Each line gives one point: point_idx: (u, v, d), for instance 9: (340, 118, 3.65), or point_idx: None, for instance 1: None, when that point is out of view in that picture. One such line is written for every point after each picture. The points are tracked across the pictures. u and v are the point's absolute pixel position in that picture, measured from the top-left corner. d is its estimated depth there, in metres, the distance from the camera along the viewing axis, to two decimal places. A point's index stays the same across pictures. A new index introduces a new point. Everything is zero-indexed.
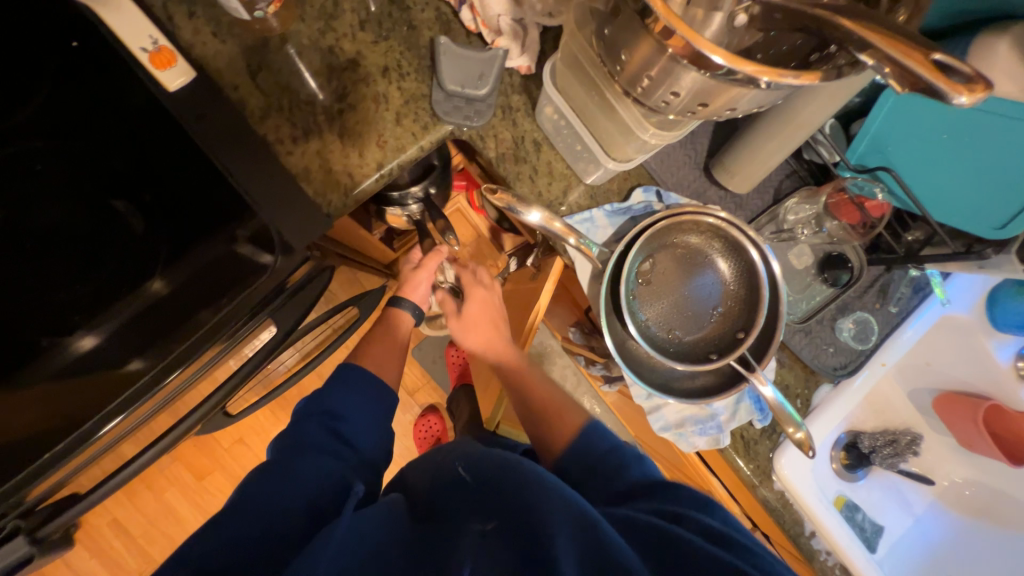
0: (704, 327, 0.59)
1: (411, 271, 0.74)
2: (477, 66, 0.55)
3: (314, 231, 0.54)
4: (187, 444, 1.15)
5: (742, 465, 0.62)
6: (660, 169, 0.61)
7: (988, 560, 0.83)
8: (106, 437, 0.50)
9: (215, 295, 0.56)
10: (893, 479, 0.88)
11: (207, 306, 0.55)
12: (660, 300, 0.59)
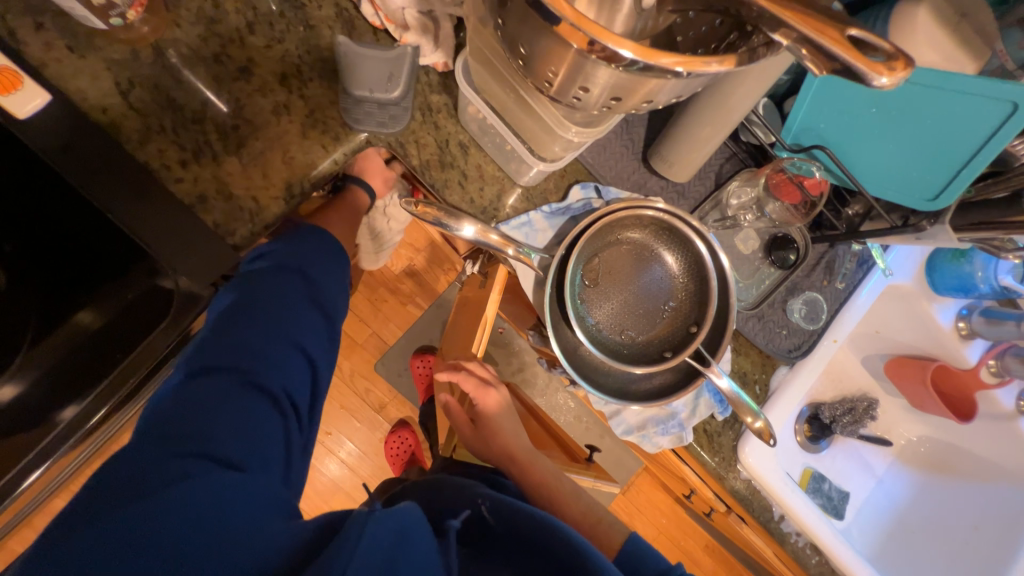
0: (657, 325, 0.57)
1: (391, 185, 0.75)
2: (385, 67, 0.50)
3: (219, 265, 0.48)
4: None
5: (707, 459, 0.61)
6: (597, 163, 0.57)
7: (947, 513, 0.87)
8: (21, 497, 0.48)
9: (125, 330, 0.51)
10: (853, 444, 0.91)
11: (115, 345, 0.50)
12: (612, 301, 0.56)
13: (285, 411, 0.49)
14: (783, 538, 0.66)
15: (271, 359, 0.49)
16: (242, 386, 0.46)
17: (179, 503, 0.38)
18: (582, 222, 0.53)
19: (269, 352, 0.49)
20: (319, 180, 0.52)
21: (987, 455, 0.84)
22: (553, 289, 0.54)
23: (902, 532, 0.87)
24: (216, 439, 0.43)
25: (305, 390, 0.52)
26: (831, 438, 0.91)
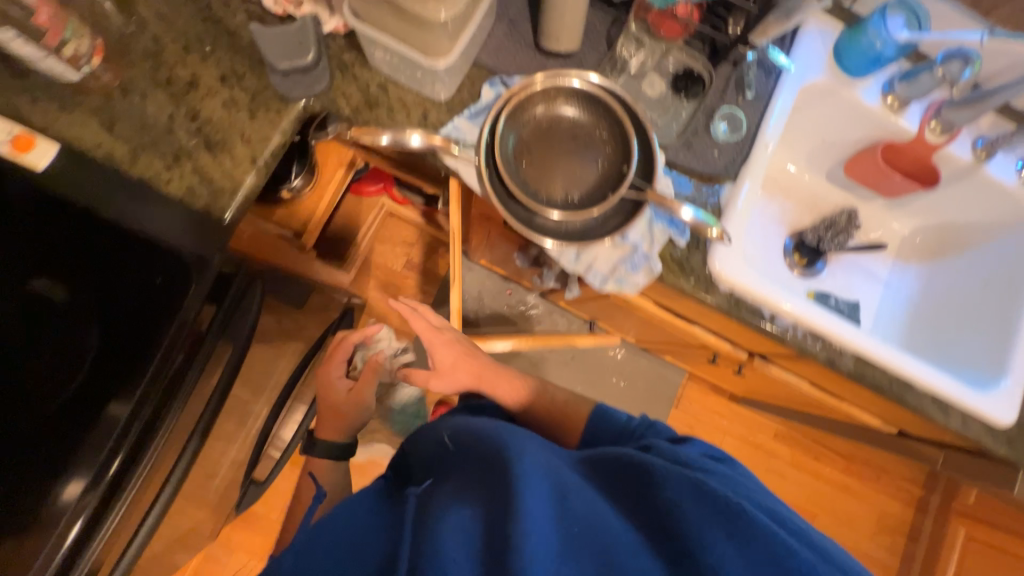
0: (594, 176, 0.64)
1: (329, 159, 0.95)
2: (294, 38, 0.59)
3: (219, 235, 0.59)
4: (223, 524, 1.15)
5: (683, 283, 0.67)
6: (497, 63, 0.66)
7: (963, 285, 0.85)
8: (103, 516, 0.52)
9: (146, 330, 0.56)
10: (846, 259, 0.94)
11: (141, 346, 0.55)
12: (548, 169, 0.64)
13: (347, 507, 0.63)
14: (783, 335, 0.69)
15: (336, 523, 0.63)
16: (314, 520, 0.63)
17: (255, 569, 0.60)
18: (494, 108, 0.62)
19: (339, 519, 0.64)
20: (277, 151, 0.62)
21: (974, 219, 0.86)
22: (490, 171, 0.63)
23: (923, 319, 0.87)
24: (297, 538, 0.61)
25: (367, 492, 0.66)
26: (826, 259, 0.94)
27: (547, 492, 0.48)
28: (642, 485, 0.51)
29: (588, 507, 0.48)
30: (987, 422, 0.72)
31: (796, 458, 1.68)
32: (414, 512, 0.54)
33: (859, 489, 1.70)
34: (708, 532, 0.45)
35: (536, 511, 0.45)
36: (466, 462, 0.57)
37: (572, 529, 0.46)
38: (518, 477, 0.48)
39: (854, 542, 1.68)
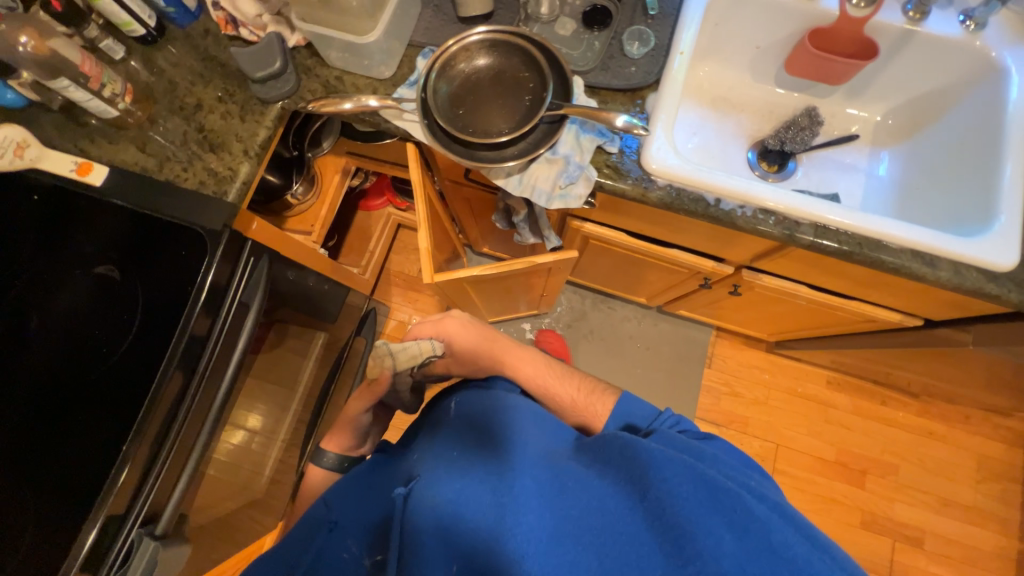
0: (521, 108, 0.73)
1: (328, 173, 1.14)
2: (263, 52, 0.75)
3: (222, 213, 0.73)
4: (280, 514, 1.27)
5: (621, 185, 0.72)
6: (428, 38, 0.79)
7: (946, 149, 0.82)
8: (142, 442, 0.67)
9: (166, 290, 0.71)
10: (817, 157, 0.93)
11: (167, 302, 0.71)
12: (481, 110, 0.73)
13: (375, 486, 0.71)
14: (731, 217, 0.71)
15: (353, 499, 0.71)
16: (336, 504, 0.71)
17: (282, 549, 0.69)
18: (426, 67, 0.72)
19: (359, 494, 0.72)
20: (264, 143, 0.78)
21: (937, 84, 0.84)
22: (431, 120, 0.73)
23: (910, 194, 0.84)
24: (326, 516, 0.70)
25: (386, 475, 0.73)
26: (795, 160, 0.93)
27: (540, 490, 0.53)
28: (634, 471, 0.53)
29: (580, 496, 0.53)
30: (984, 268, 0.68)
31: (860, 406, 1.53)
32: (420, 499, 0.55)
33: (945, 432, 1.51)
34: (697, 517, 0.48)
35: (533, 512, 0.51)
36: (470, 435, 0.64)
37: (563, 523, 0.50)
38: (513, 484, 0.54)
39: (957, 493, 1.47)
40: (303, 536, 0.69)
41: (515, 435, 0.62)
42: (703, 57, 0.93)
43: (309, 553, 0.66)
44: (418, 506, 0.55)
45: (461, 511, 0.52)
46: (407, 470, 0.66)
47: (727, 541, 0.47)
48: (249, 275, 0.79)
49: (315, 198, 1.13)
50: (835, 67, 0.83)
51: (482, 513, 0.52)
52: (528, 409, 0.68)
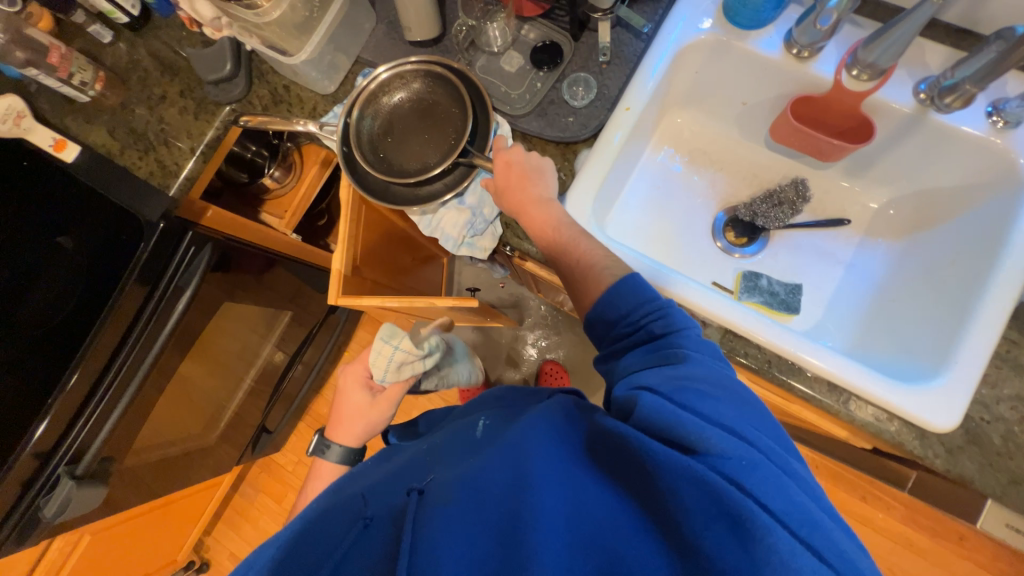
0: (443, 147, 0.70)
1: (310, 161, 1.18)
2: (218, 56, 0.78)
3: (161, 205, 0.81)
4: (237, 456, 1.42)
5: (526, 246, 0.69)
6: (374, 58, 0.77)
7: (946, 256, 0.69)
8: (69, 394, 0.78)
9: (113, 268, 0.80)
10: (793, 238, 0.81)
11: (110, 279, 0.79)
12: (404, 143, 0.71)
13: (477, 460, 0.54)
14: None
15: (345, 507, 0.55)
16: (325, 513, 0.55)
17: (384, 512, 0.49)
18: (353, 95, 0.70)
19: (342, 500, 0.57)
20: (212, 143, 0.82)
21: (948, 182, 0.70)
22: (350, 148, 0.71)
23: (882, 304, 0.73)
24: (314, 522, 0.53)
25: (390, 481, 0.58)
26: (765, 236, 0.82)
27: (564, 504, 0.41)
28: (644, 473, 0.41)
29: (600, 506, 0.42)
30: (914, 424, 0.57)
31: (834, 496, 1.39)
32: (437, 493, 0.46)
33: (927, 547, 1.34)
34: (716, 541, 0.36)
35: (552, 520, 0.39)
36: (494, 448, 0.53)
37: (580, 532, 0.40)
38: (536, 482, 0.42)
39: None
40: (338, 522, 0.52)
41: (531, 423, 0.50)
42: (682, 105, 0.82)
43: (331, 556, 0.46)
44: (437, 498, 0.45)
45: (481, 499, 0.43)
46: (418, 468, 0.58)
47: (799, 552, 0.35)
48: (187, 262, 0.85)
49: (294, 181, 1.18)
50: (819, 144, 0.71)
51: (503, 497, 0.42)
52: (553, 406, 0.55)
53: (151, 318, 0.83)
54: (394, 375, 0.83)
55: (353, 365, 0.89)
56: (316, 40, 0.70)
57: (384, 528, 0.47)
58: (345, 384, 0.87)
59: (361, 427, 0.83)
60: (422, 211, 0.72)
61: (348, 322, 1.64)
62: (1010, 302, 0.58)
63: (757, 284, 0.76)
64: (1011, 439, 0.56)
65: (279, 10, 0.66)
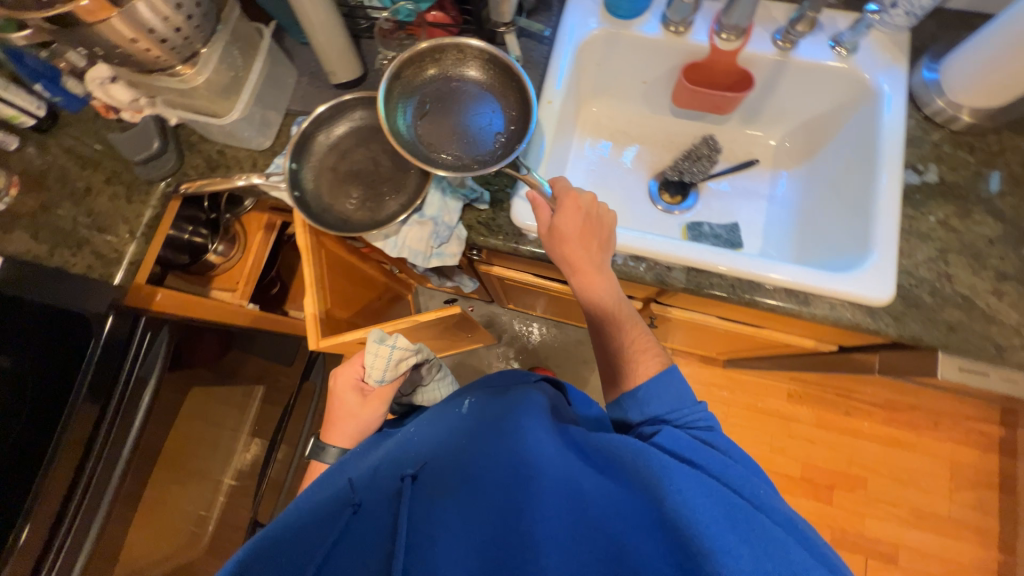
0: (475, 144, 0.71)
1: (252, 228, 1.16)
2: (142, 135, 0.77)
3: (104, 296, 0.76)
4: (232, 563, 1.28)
5: (493, 241, 0.74)
6: (304, 106, 0.80)
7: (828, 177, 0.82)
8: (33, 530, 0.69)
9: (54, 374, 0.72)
10: (718, 186, 0.92)
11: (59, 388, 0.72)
12: (433, 125, 0.71)
13: (464, 433, 0.57)
14: None
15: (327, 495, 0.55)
16: (304, 508, 0.55)
17: (378, 506, 0.50)
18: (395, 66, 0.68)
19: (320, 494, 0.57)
20: (151, 222, 0.81)
21: (825, 107, 0.83)
22: (302, 193, 0.73)
23: (802, 222, 0.84)
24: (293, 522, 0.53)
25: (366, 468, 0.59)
26: (696, 190, 0.91)
27: (569, 500, 0.47)
28: (647, 480, 0.47)
29: (601, 496, 0.47)
30: (861, 301, 0.66)
31: (823, 418, 1.49)
32: (435, 487, 0.50)
33: (912, 439, 1.46)
34: (724, 537, 0.42)
35: (557, 522, 0.45)
36: (483, 431, 0.55)
37: (582, 523, 0.45)
38: (535, 479, 0.48)
39: (929, 505, 1.42)
40: (329, 512, 0.52)
41: (529, 425, 0.54)
42: (593, 95, 0.92)
43: (328, 545, 0.47)
44: (435, 494, 0.49)
45: (485, 500, 0.47)
46: (404, 452, 0.58)
47: (797, 555, 0.43)
48: (145, 350, 0.81)
49: (241, 252, 1.16)
50: (715, 99, 0.83)
51: (507, 492, 0.48)
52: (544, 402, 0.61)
53: (114, 420, 0.76)
54: (395, 373, 0.80)
55: (343, 365, 0.83)
56: (245, 98, 0.72)
57: (382, 519, 0.49)
58: (337, 384, 0.81)
59: (355, 427, 0.81)
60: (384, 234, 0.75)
61: (324, 387, 1.57)
62: (899, 193, 0.69)
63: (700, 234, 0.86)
64: (937, 294, 0.66)
65: (203, 76, 0.67)
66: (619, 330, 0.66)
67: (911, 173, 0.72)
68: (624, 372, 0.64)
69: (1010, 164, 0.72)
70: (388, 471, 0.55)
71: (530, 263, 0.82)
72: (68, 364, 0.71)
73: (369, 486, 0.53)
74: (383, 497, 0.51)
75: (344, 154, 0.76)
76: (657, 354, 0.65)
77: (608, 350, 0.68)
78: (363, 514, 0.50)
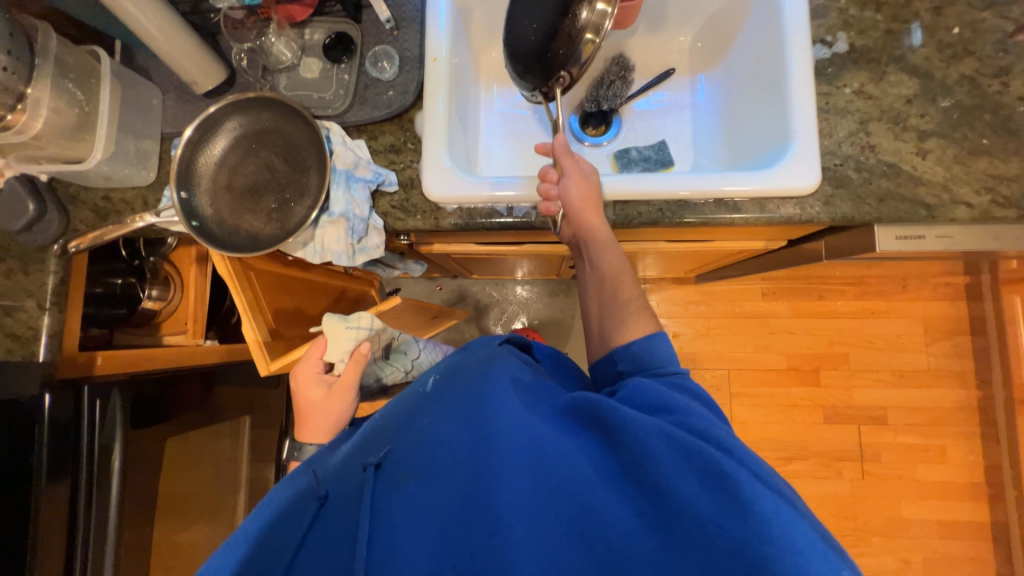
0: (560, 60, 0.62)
1: (182, 263, 1.11)
2: (7, 200, 0.70)
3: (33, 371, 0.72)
4: None
5: (411, 222, 0.71)
6: (177, 126, 0.74)
7: (741, 65, 0.78)
8: None
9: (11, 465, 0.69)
10: (640, 106, 0.87)
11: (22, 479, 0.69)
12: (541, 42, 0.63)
13: (427, 408, 0.56)
14: (528, 219, 0.70)
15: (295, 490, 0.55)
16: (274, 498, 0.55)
17: (348, 501, 0.50)
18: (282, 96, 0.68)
19: (290, 487, 0.56)
20: (58, 288, 0.76)
21: None
22: (199, 221, 0.66)
23: (727, 122, 0.81)
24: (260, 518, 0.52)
25: (335, 460, 0.58)
26: (618, 116, 0.87)
27: (538, 466, 0.47)
28: (610, 435, 0.50)
29: (564, 456, 0.47)
30: (787, 193, 0.65)
31: (800, 308, 1.53)
32: (402, 471, 0.49)
33: (886, 307, 1.51)
34: (678, 480, 0.45)
35: (529, 493, 0.46)
36: (449, 406, 0.54)
37: (542, 485, 0.46)
38: (493, 448, 0.48)
39: (909, 363, 1.49)
40: (298, 507, 0.52)
41: (493, 391, 0.53)
42: (489, 37, 0.84)
43: (298, 541, 0.48)
44: (400, 479, 0.49)
45: (452, 482, 0.47)
46: (370, 438, 0.57)
47: (754, 491, 0.44)
48: (100, 419, 0.78)
49: (179, 291, 1.09)
50: (612, 14, 0.78)
51: (474, 469, 0.48)
52: (509, 361, 0.59)
53: (86, 490, 0.76)
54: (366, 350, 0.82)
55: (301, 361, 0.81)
56: (102, 132, 0.66)
57: (350, 507, 0.49)
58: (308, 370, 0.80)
59: (328, 421, 0.78)
60: (303, 241, 0.71)
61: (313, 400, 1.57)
62: (810, 76, 0.67)
63: (629, 161, 0.81)
64: (862, 168, 0.65)
65: (40, 119, 0.61)
66: (619, 282, 0.66)
67: (820, 48, 0.69)
68: (621, 325, 0.65)
69: (920, 12, 0.68)
70: (354, 463, 0.54)
71: (462, 233, 0.79)
72: (19, 457, 0.69)
73: (339, 483, 0.52)
74: (350, 488, 0.51)
75: (236, 169, 0.69)
76: (651, 314, 0.66)
77: (606, 298, 0.67)
78: (335, 506, 0.50)
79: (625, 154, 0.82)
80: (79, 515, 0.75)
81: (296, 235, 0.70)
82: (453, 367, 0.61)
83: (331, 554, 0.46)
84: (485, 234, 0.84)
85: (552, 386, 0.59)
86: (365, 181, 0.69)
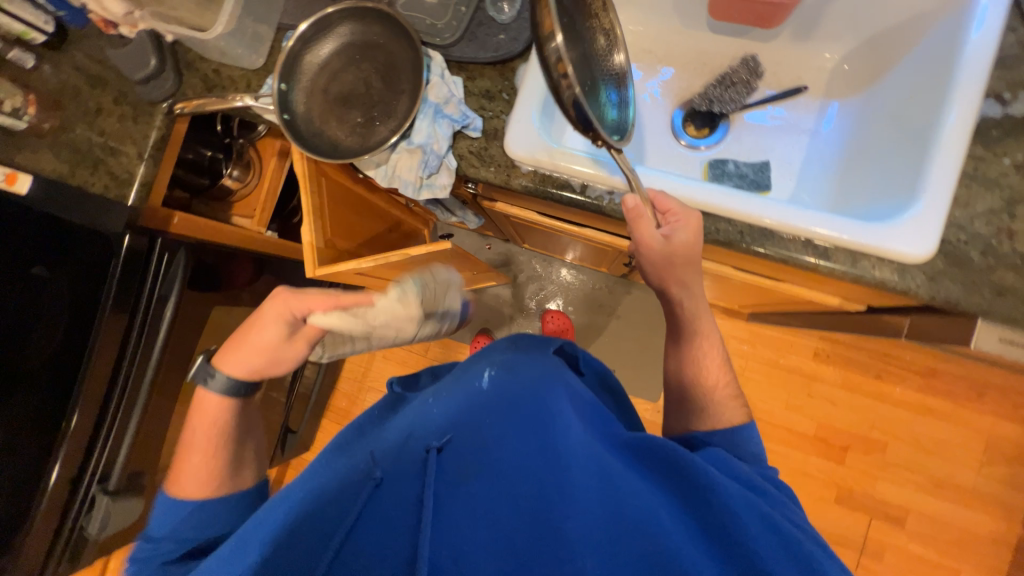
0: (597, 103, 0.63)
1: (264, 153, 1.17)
2: (137, 53, 0.76)
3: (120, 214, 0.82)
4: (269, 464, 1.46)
5: (484, 172, 0.70)
6: (294, 18, 0.75)
7: (886, 104, 0.70)
8: (77, 421, 0.78)
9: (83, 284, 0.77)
10: (753, 119, 0.79)
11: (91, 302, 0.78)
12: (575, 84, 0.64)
13: (487, 410, 0.58)
14: (599, 203, 0.68)
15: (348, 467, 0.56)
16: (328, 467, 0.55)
17: (405, 486, 0.51)
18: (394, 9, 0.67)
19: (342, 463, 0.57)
20: (157, 143, 0.83)
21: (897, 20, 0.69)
22: (291, 117, 0.68)
23: (846, 162, 0.72)
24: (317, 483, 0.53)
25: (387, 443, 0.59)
26: (727, 122, 0.80)
27: (610, 503, 0.47)
28: (684, 484, 0.50)
29: (637, 497, 0.48)
30: (894, 258, 0.58)
31: (851, 380, 1.41)
32: (467, 468, 0.51)
33: (949, 410, 1.37)
34: (762, 538, 0.45)
35: (601, 528, 0.45)
36: (512, 417, 0.56)
37: (616, 522, 0.46)
38: (563, 471, 0.50)
39: (953, 476, 1.36)
40: (352, 483, 0.53)
41: (556, 411, 0.56)
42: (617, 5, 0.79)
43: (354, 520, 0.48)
44: (465, 476, 0.50)
45: (518, 498, 0.48)
46: (422, 426, 0.59)
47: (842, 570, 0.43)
48: (165, 270, 0.86)
49: (256, 178, 1.16)
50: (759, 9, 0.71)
51: (542, 489, 0.48)
52: (565, 386, 0.62)
53: (142, 327, 0.84)
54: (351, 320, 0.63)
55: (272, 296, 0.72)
56: (228, 9, 0.71)
57: (411, 489, 0.50)
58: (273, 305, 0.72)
59: (260, 361, 0.71)
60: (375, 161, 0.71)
61: None
62: (969, 134, 0.58)
63: (723, 176, 0.75)
64: (990, 253, 0.57)
65: None
66: (711, 365, 0.68)
67: (992, 104, 0.60)
68: (708, 409, 0.66)
69: None
70: (409, 446, 0.56)
71: (530, 199, 0.77)
72: (94, 278, 0.78)
73: (394, 466, 0.54)
74: (406, 474, 0.52)
75: (336, 75, 0.70)
76: (742, 406, 0.66)
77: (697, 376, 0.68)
78: (392, 486, 0.51)
79: (722, 166, 0.76)
80: (132, 347, 0.83)
81: (373, 152, 0.70)
82: (511, 374, 0.64)
83: (389, 539, 0.46)
84: (550, 206, 0.81)
85: (611, 424, 0.59)
86: (451, 118, 0.68)
